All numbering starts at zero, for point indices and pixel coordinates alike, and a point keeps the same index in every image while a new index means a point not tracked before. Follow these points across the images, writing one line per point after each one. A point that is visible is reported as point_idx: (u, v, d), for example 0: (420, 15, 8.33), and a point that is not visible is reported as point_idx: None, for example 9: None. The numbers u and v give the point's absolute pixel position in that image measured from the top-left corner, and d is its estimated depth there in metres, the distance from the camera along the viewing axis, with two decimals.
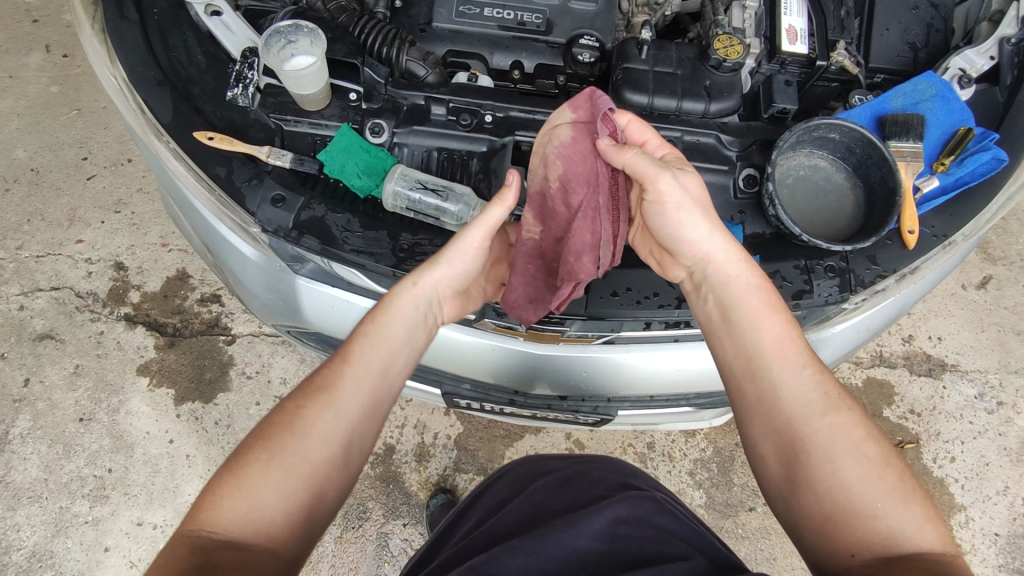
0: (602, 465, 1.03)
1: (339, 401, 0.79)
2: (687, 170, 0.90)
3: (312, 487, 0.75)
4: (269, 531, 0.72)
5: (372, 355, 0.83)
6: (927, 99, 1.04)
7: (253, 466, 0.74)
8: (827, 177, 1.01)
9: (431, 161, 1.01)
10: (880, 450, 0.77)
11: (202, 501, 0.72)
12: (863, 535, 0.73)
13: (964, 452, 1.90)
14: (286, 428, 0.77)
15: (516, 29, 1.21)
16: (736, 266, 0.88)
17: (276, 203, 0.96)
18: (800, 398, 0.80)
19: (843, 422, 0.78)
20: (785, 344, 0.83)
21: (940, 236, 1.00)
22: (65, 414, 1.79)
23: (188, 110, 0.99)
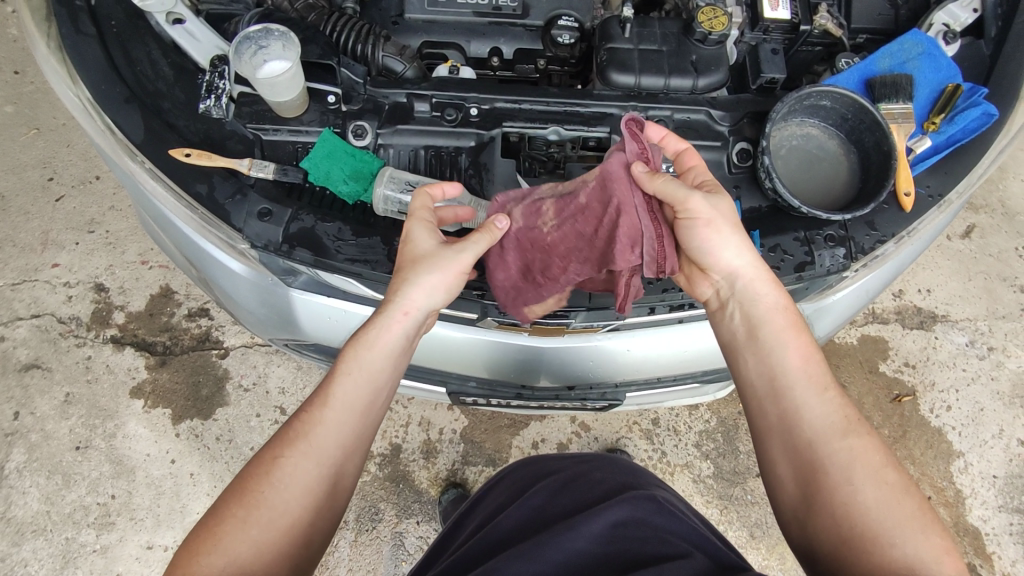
0: (598, 460, 1.01)
1: (315, 445, 0.77)
2: (721, 194, 0.87)
3: (292, 538, 0.74)
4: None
5: (348, 395, 0.80)
6: (914, 58, 1.03)
7: (230, 521, 0.72)
8: (820, 146, 1.00)
9: (418, 160, 0.98)
10: (899, 477, 0.76)
11: (183, 558, 0.70)
12: (880, 560, 0.72)
13: (959, 399, 1.94)
14: (264, 479, 0.74)
15: (492, 14, 1.18)
16: (769, 286, 0.86)
17: (263, 216, 0.93)
18: (818, 418, 0.79)
19: (863, 444, 0.77)
20: (806, 363, 0.82)
21: (936, 196, 0.99)
22: (61, 443, 1.74)
23: (160, 126, 0.95)
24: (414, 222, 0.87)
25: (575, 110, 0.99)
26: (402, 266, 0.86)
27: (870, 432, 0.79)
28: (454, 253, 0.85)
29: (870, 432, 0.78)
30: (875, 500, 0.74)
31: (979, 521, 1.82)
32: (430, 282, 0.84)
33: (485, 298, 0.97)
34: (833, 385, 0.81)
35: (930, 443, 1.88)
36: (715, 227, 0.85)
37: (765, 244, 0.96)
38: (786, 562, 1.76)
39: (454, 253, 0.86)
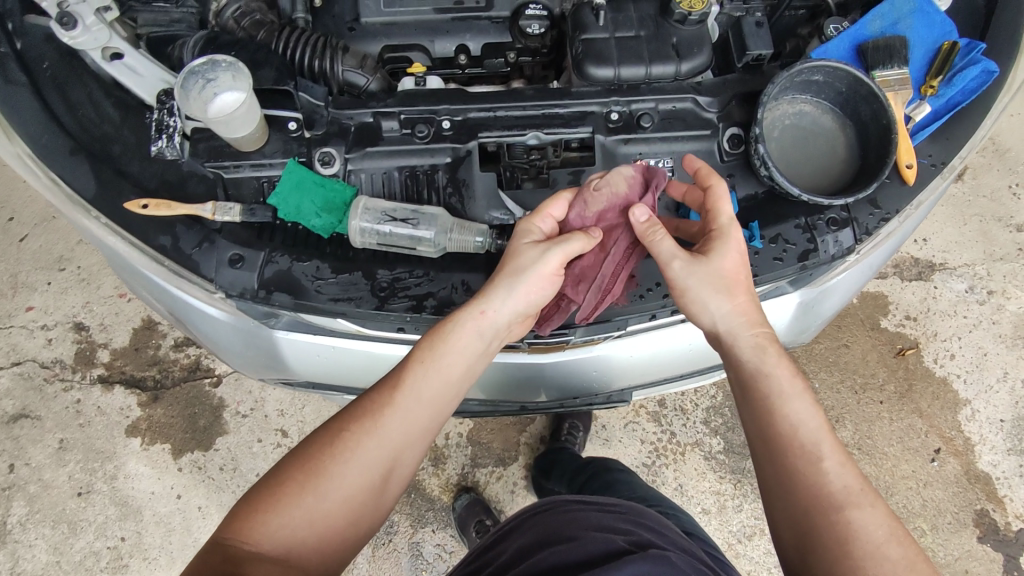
0: (620, 513, 0.92)
1: (384, 429, 0.77)
2: (715, 250, 0.82)
3: (345, 518, 0.74)
4: (299, 554, 0.71)
5: (421, 386, 0.80)
6: (906, 16, 0.96)
7: (291, 485, 0.73)
8: (814, 123, 0.95)
9: (393, 183, 0.92)
10: (910, 559, 0.69)
11: (249, 512, 0.71)
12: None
13: (962, 346, 1.93)
14: (329, 451, 0.75)
15: (453, 10, 1.11)
16: (763, 352, 0.79)
17: (235, 263, 0.87)
18: (821, 487, 0.72)
19: (866, 516, 0.70)
20: (805, 427, 0.75)
21: (939, 164, 0.95)
22: (62, 491, 1.71)
23: (111, 176, 0.88)
24: (523, 229, 0.86)
25: (553, 112, 0.93)
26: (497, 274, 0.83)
27: (879, 504, 0.71)
28: (546, 261, 0.82)
29: (877, 503, 0.71)
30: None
31: (988, 467, 1.83)
32: (515, 289, 0.82)
33: None
34: (837, 452, 0.74)
35: (935, 395, 1.88)
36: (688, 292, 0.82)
37: (766, 235, 0.91)
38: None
39: (544, 258, 0.82)
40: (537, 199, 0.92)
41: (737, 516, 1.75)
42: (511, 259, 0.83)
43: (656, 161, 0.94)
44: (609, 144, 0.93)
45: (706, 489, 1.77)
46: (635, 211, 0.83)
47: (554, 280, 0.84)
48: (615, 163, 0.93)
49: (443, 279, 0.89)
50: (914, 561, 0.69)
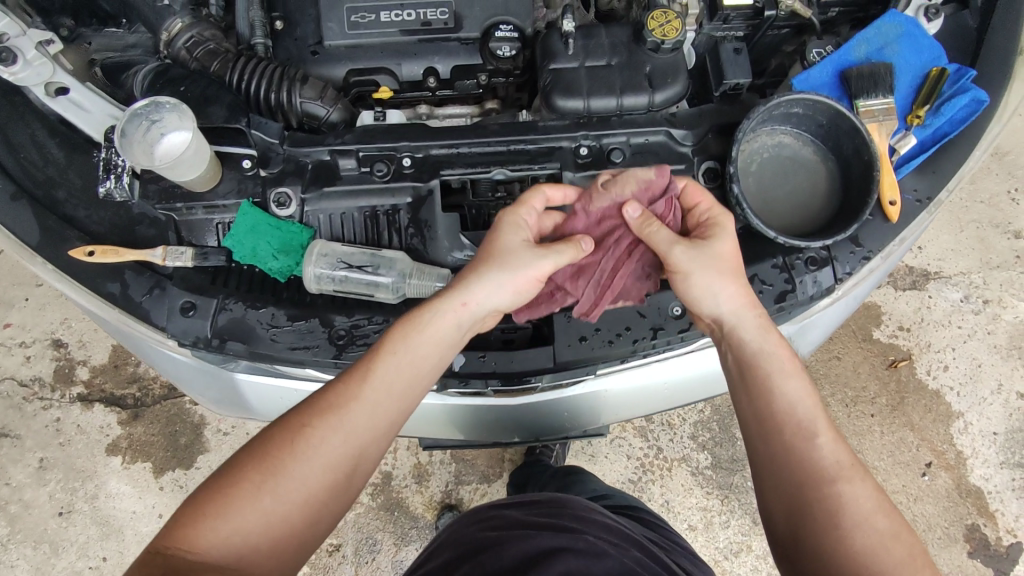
0: (548, 507, 0.91)
1: (348, 424, 0.71)
2: (714, 237, 0.79)
3: (305, 520, 0.68)
4: (253, 561, 0.65)
5: (389, 381, 0.74)
6: (892, 41, 0.92)
7: (245, 486, 0.67)
8: (794, 155, 0.91)
9: (353, 224, 0.88)
10: (896, 533, 0.66)
11: (194, 517, 0.65)
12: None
13: (955, 357, 1.89)
14: (287, 448, 0.69)
15: (421, 31, 1.05)
16: (767, 333, 0.76)
17: (186, 311, 0.84)
18: (810, 463, 0.69)
19: (855, 491, 0.67)
20: (803, 403, 0.72)
21: (925, 200, 0.90)
22: (43, 511, 1.70)
23: (56, 222, 0.85)
24: (510, 212, 0.82)
25: (519, 148, 0.89)
26: (479, 262, 0.80)
27: (869, 479, 0.68)
28: (537, 256, 0.79)
29: (866, 478, 0.68)
30: (871, 558, 0.64)
31: (980, 480, 1.80)
32: (500, 281, 0.78)
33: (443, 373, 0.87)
34: (833, 431, 0.71)
35: (928, 408, 1.85)
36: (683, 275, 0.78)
37: None
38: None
39: (533, 258, 0.80)
40: None
41: (724, 532, 1.73)
42: (497, 246, 0.80)
43: None
44: (579, 181, 0.88)
45: (692, 506, 1.75)
46: (629, 207, 0.81)
47: (537, 283, 0.81)
48: None
49: None
50: (897, 531, 0.66)
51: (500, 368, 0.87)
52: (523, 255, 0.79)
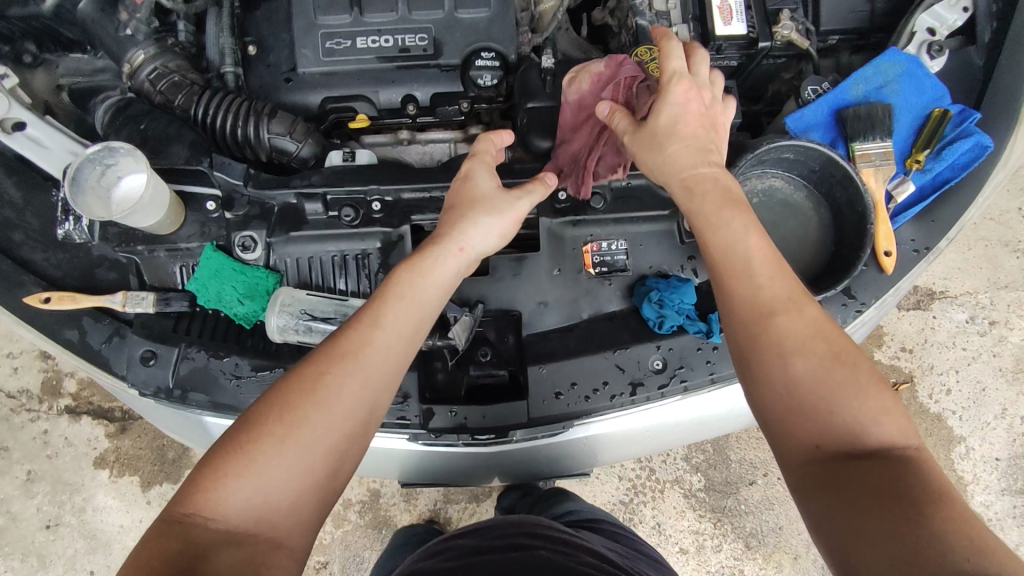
0: (505, 528, 0.90)
1: (365, 366, 0.63)
2: (672, 108, 0.72)
3: (333, 472, 0.60)
4: (280, 523, 0.58)
5: (402, 322, 0.66)
6: (892, 80, 0.86)
7: (266, 440, 0.58)
8: (785, 201, 0.86)
9: (321, 270, 0.85)
10: (846, 359, 0.60)
11: (209, 477, 0.57)
12: (855, 498, 0.54)
13: (959, 381, 1.79)
14: (307, 396, 0.60)
15: (399, 57, 1.00)
16: (691, 193, 0.69)
17: (147, 360, 0.81)
18: (753, 301, 0.62)
19: (799, 325, 0.61)
20: (755, 252, 0.64)
21: (923, 251, 0.85)
22: (30, 524, 1.67)
23: (11, 267, 0.83)
24: (475, 164, 0.78)
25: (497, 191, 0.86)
26: (455, 208, 0.74)
27: (810, 308, 0.62)
28: (511, 201, 0.76)
29: (809, 311, 0.62)
30: (820, 385, 0.59)
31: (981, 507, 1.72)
32: (491, 227, 0.73)
33: (412, 427, 0.83)
34: (789, 275, 0.64)
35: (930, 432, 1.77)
36: (726, 211, 0.66)
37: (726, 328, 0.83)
38: (785, 567, 1.59)
39: (510, 201, 0.76)
40: (475, 287, 0.85)
41: (717, 557, 1.60)
42: (472, 193, 0.75)
43: (609, 243, 0.86)
44: (556, 228, 0.86)
45: (684, 528, 1.62)
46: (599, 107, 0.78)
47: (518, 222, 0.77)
48: (563, 248, 0.86)
49: None
50: (839, 355, 0.60)
51: (471, 423, 0.83)
52: (505, 202, 0.75)
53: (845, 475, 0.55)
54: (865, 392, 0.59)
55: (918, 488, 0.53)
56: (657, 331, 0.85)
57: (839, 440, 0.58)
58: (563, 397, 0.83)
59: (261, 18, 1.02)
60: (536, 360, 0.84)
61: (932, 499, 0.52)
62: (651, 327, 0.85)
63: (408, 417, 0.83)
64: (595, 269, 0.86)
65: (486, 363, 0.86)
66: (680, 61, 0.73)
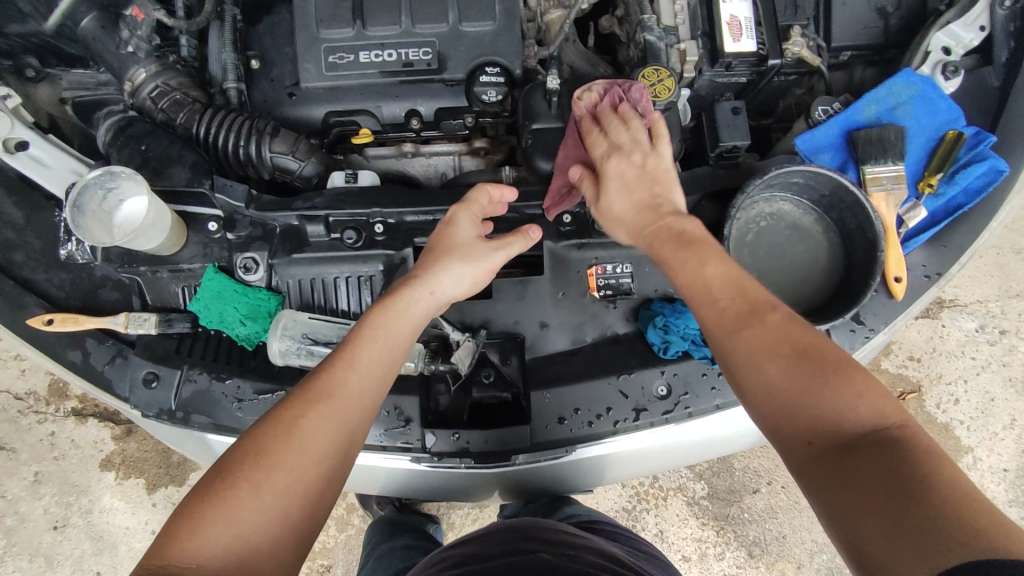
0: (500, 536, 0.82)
1: (339, 404, 0.61)
2: (620, 172, 0.76)
3: (314, 507, 0.57)
4: (260, 565, 0.53)
5: (374, 362, 0.65)
6: (905, 102, 0.85)
7: (240, 483, 0.55)
8: (794, 224, 0.84)
9: (323, 292, 0.84)
10: (811, 355, 0.56)
11: (181, 528, 0.52)
12: (858, 492, 0.49)
13: (967, 391, 1.70)
14: (279, 438, 0.57)
15: (402, 72, 0.98)
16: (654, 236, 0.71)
17: (149, 382, 0.81)
18: (722, 321, 0.61)
19: (763, 335, 0.58)
20: (712, 280, 0.63)
21: (935, 277, 0.84)
22: (37, 524, 1.56)
23: (13, 288, 0.83)
24: (461, 209, 0.79)
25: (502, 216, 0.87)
26: (432, 254, 0.75)
27: (770, 315, 0.59)
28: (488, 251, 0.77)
29: (772, 316, 0.59)
30: (791, 388, 0.56)
31: None
32: (464, 272, 0.75)
33: (414, 451, 0.82)
34: (752, 288, 0.62)
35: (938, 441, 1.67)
36: (688, 256, 0.66)
37: None
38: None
39: (486, 250, 0.77)
40: (478, 311, 0.84)
41: (719, 565, 1.54)
42: (450, 237, 0.77)
43: (614, 266, 0.85)
44: (559, 251, 0.86)
45: (687, 536, 1.57)
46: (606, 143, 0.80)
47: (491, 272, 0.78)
48: (567, 271, 0.86)
49: None
50: (804, 351, 0.57)
51: (474, 446, 0.82)
52: (482, 250, 0.77)
53: (841, 473, 0.51)
54: (842, 379, 0.54)
55: (916, 471, 0.48)
56: (662, 356, 0.84)
57: (827, 437, 0.54)
58: (567, 422, 0.82)
59: (264, 31, 1.01)
60: (541, 386, 0.83)
61: (937, 480, 0.47)
62: (656, 352, 0.84)
63: (411, 440, 0.82)
64: (600, 293, 0.85)
65: (490, 385, 0.84)
66: (640, 133, 0.78)
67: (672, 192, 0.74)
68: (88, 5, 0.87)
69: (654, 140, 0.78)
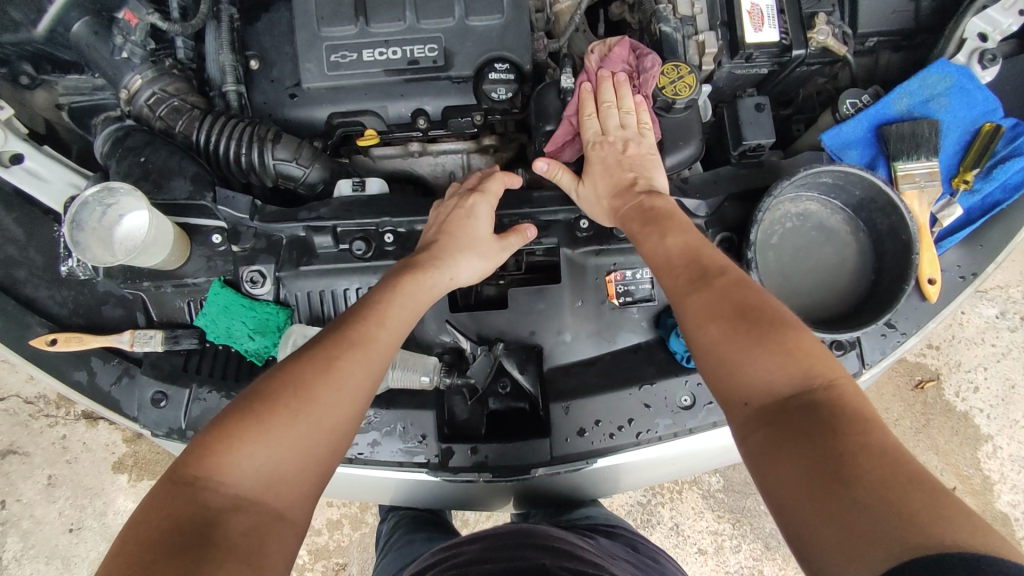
0: (503, 540, 0.72)
1: (373, 352, 0.63)
2: (604, 156, 0.79)
3: (338, 445, 0.58)
4: (288, 493, 0.54)
5: (401, 319, 0.67)
6: (940, 94, 0.81)
7: (278, 410, 0.56)
8: (821, 225, 0.81)
9: (331, 305, 0.81)
10: (752, 317, 0.55)
11: (218, 443, 0.53)
12: (790, 453, 0.48)
13: (987, 377, 1.54)
14: (315, 373, 0.58)
15: (408, 70, 0.94)
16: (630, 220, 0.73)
17: (158, 402, 0.79)
18: (676, 286, 0.62)
19: (709, 297, 0.58)
20: (671, 249, 0.65)
21: (970, 277, 0.81)
22: (53, 526, 1.49)
23: (15, 308, 0.80)
24: (480, 200, 0.80)
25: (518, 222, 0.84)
26: (442, 242, 0.76)
27: (718, 280, 0.59)
28: (500, 248, 0.78)
29: (717, 281, 0.59)
30: (731, 348, 0.55)
31: (1008, 508, 1.47)
32: (479, 266, 0.77)
33: (431, 468, 0.80)
34: (708, 256, 0.63)
35: (955, 430, 1.51)
36: (652, 230, 0.69)
37: None
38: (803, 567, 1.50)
39: (499, 246, 0.78)
40: (494, 322, 0.82)
41: (736, 558, 1.49)
42: (459, 232, 0.77)
43: (633, 272, 0.82)
44: (577, 258, 0.82)
45: (702, 530, 1.51)
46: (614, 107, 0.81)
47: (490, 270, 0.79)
48: (585, 278, 0.83)
49: (390, 417, 0.80)
50: (744, 312, 0.56)
51: (492, 460, 0.80)
52: (494, 244, 0.78)
53: (774, 433, 0.50)
54: (780, 340, 0.53)
55: (850, 435, 0.47)
56: (685, 364, 0.81)
57: (764, 398, 0.52)
58: (587, 435, 0.79)
59: (263, 30, 0.97)
60: (559, 398, 0.80)
61: (874, 449, 0.46)
62: (679, 360, 0.81)
63: (426, 455, 0.80)
64: (618, 300, 0.82)
65: (506, 395, 0.81)
66: (630, 120, 0.81)
67: (649, 179, 0.78)
68: (80, 10, 0.85)
69: (641, 130, 0.81)
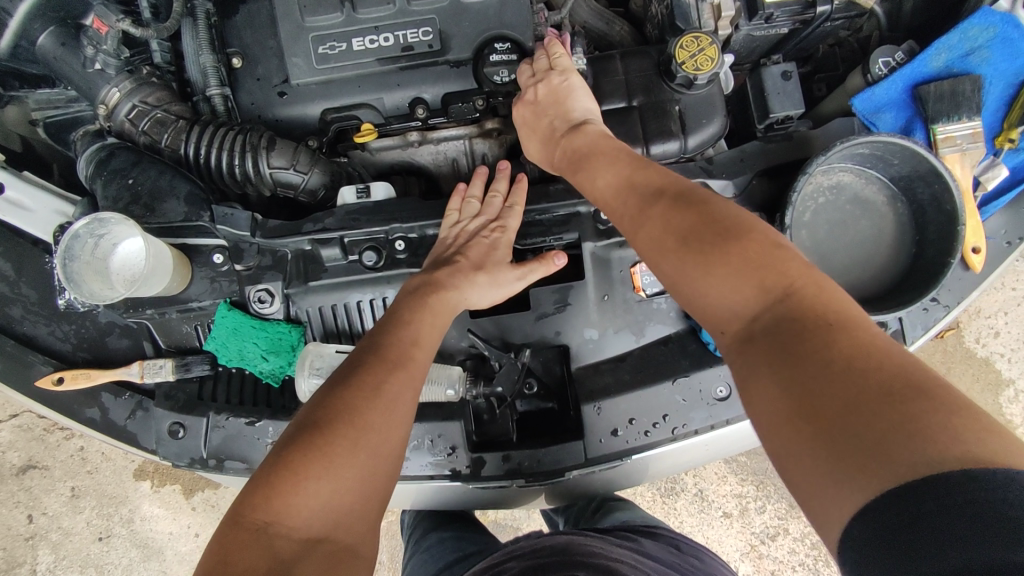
0: (536, 563, 0.65)
1: (412, 368, 0.61)
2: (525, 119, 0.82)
3: (394, 468, 0.56)
4: (355, 524, 0.52)
5: (432, 337, 0.65)
6: (982, 46, 0.75)
7: (335, 438, 0.53)
8: (857, 198, 0.76)
9: (344, 319, 0.78)
10: (697, 240, 0.52)
11: (281, 481, 0.50)
12: (761, 379, 0.45)
13: (1010, 322, 1.36)
14: (363, 396, 0.56)
15: (402, 58, 0.86)
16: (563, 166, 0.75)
17: (176, 434, 0.75)
18: (626, 224, 0.60)
19: (656, 231, 0.55)
20: (614, 192, 0.62)
21: (1016, 242, 0.77)
22: (82, 536, 1.41)
23: (17, 348, 0.78)
24: (502, 235, 0.76)
25: (535, 218, 0.80)
26: (462, 262, 0.72)
27: (657, 208, 0.56)
28: (513, 277, 0.73)
29: (656, 210, 0.56)
30: (687, 278, 0.52)
31: None
32: (490, 296, 0.73)
33: (463, 480, 0.77)
34: (647, 184, 0.59)
35: (976, 377, 1.35)
36: (590, 172, 0.67)
37: None
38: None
39: (513, 273, 0.73)
40: (518, 326, 0.78)
41: (762, 519, 1.33)
42: (479, 256, 0.74)
43: None
44: (601, 251, 0.78)
45: (727, 494, 1.34)
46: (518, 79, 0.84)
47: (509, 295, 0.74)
48: (609, 272, 0.79)
49: (418, 430, 0.77)
50: (689, 238, 0.53)
51: (524, 467, 0.76)
52: (513, 273, 0.73)
53: (755, 360, 0.46)
54: (732, 255, 0.50)
55: (821, 345, 0.43)
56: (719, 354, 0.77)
57: (737, 319, 0.49)
58: (623, 434, 0.76)
59: (242, 24, 0.90)
60: (590, 398, 0.77)
61: (835, 354, 0.42)
62: (713, 350, 0.78)
63: (458, 466, 0.77)
64: (646, 292, 0.79)
65: (533, 395, 0.79)
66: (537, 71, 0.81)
67: (566, 111, 0.77)
68: (41, 19, 0.79)
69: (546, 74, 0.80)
